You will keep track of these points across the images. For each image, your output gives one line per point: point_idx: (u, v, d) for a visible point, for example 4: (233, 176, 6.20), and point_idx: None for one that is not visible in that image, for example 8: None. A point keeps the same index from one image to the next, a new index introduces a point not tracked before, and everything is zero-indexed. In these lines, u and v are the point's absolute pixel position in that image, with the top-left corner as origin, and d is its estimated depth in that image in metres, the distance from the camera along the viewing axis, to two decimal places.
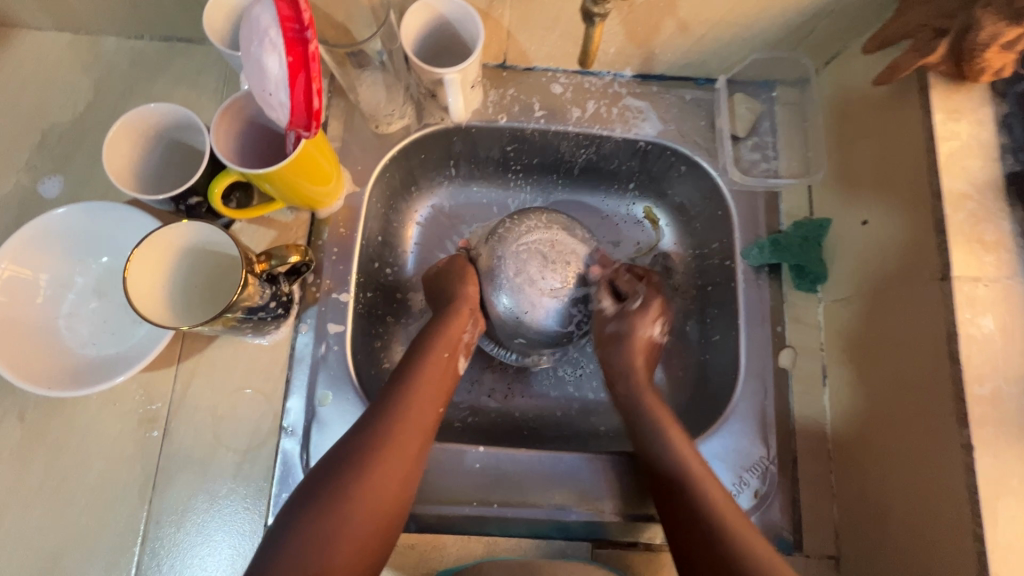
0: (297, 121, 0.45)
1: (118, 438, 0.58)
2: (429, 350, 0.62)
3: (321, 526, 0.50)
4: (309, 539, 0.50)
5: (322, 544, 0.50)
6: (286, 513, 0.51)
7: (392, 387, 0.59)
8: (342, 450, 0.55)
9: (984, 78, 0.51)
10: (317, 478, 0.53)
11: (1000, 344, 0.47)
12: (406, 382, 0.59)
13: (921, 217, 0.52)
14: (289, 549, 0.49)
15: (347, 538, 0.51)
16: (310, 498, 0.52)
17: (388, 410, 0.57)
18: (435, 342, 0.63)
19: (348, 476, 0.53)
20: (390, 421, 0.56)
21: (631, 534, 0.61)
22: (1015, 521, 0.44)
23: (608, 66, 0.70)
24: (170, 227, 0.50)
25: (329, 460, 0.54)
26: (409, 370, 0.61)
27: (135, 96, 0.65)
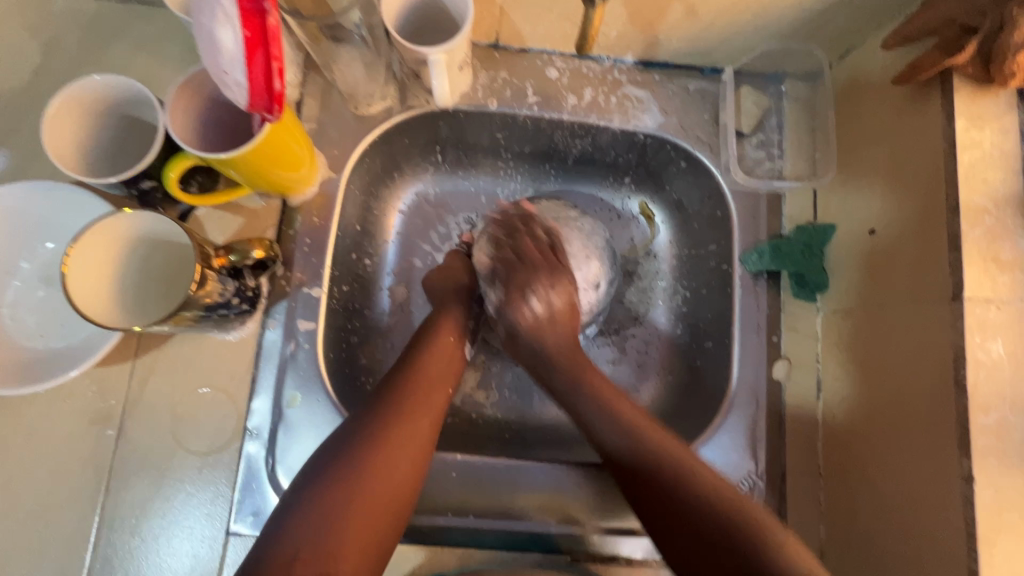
0: (258, 103, 0.40)
1: (68, 438, 0.54)
2: (436, 332, 0.61)
3: (333, 502, 0.47)
4: (319, 515, 0.46)
5: (333, 523, 0.46)
6: (291, 493, 0.48)
7: (399, 368, 0.57)
8: (348, 428, 0.52)
9: (1013, 83, 0.47)
10: (326, 455, 0.50)
11: (1009, 371, 0.45)
12: (413, 363, 0.58)
13: (934, 230, 0.49)
14: (298, 526, 0.45)
15: (361, 516, 0.47)
16: (320, 474, 0.48)
17: (399, 387, 0.55)
18: (440, 325, 0.62)
19: (359, 451, 0.50)
20: (401, 397, 0.54)
21: (610, 547, 0.58)
22: (1011, 558, 0.43)
23: (608, 50, 0.65)
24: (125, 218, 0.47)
25: (338, 437, 0.51)
26: (416, 353, 0.59)
27: (89, 63, 0.59)
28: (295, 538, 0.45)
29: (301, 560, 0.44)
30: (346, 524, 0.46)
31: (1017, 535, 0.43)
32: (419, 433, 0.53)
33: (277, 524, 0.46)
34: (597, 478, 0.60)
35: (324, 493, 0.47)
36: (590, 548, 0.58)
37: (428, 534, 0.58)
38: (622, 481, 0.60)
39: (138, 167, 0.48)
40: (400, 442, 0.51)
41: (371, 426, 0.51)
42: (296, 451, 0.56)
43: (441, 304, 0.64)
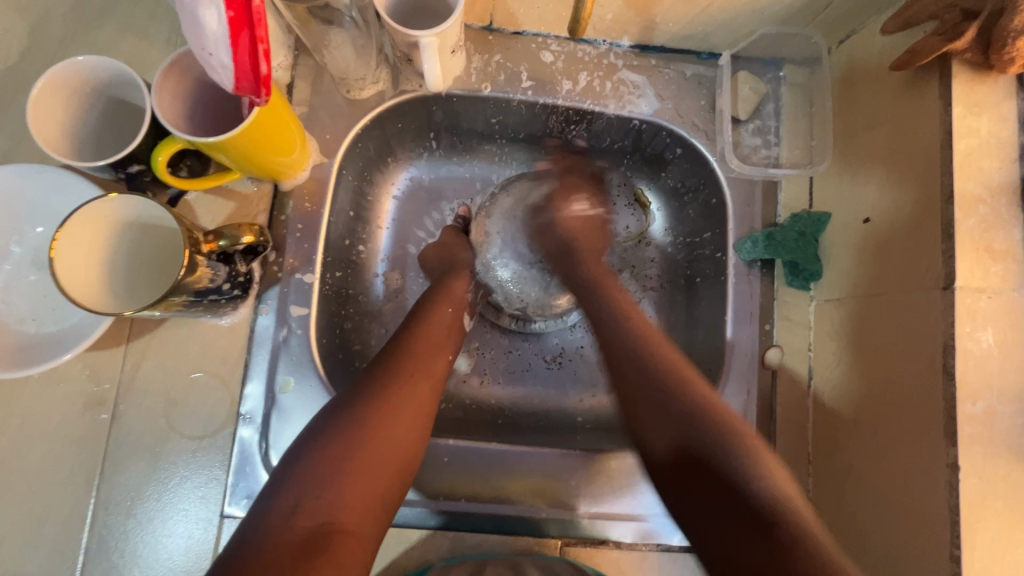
0: (245, 87, 0.39)
1: (63, 420, 0.55)
2: (438, 300, 0.61)
3: (340, 453, 0.47)
4: (320, 471, 0.45)
5: (332, 480, 0.45)
6: (292, 453, 0.47)
7: (402, 333, 0.57)
8: (351, 389, 0.52)
9: (1013, 69, 0.46)
10: (329, 414, 0.50)
11: (997, 360, 0.45)
12: (412, 329, 0.58)
13: (927, 219, 0.49)
14: (300, 481, 0.45)
15: (362, 474, 0.47)
16: (327, 429, 0.48)
17: (399, 352, 0.55)
18: (443, 293, 0.62)
19: (365, 409, 0.50)
20: (404, 358, 0.54)
21: (598, 531, 0.59)
22: (993, 543, 0.43)
23: (604, 34, 0.64)
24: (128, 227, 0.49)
25: (337, 399, 0.51)
26: (416, 320, 0.59)
27: (75, 44, 0.58)
28: (301, 488, 0.45)
29: (306, 512, 0.43)
30: (352, 475, 0.46)
31: (1000, 520, 0.44)
32: (422, 396, 0.53)
33: (282, 476, 0.46)
34: (587, 464, 0.60)
35: (332, 445, 0.47)
36: (580, 531, 0.59)
37: (422, 517, 0.58)
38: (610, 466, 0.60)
39: (125, 150, 0.47)
40: (404, 402, 0.51)
41: (376, 386, 0.51)
42: (289, 436, 0.57)
43: (447, 275, 0.64)
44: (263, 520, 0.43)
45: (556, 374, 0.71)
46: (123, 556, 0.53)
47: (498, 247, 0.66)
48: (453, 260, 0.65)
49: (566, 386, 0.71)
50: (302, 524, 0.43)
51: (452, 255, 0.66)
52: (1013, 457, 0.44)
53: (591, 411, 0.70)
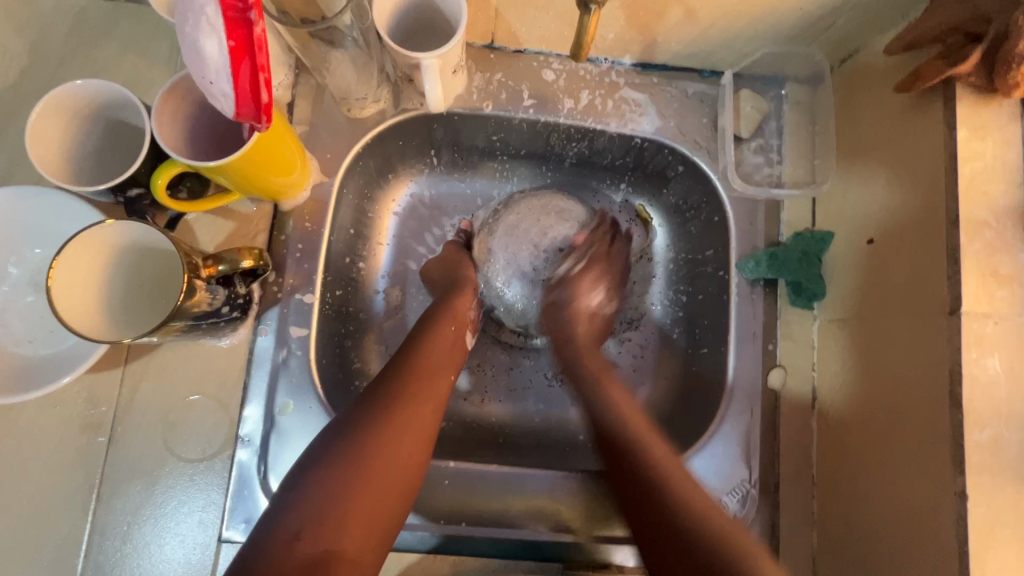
0: (245, 112, 0.38)
1: (59, 443, 0.54)
2: (441, 317, 0.61)
3: (340, 477, 0.46)
4: (320, 497, 0.45)
5: (331, 505, 0.45)
6: (293, 477, 0.47)
7: (405, 351, 0.57)
8: (352, 410, 0.51)
9: (1018, 93, 0.46)
10: (330, 435, 0.49)
11: (1005, 386, 0.44)
12: (414, 348, 0.57)
13: (932, 243, 0.48)
14: (299, 508, 0.44)
15: (362, 499, 0.46)
16: (327, 452, 0.48)
17: (401, 371, 0.55)
18: (446, 310, 0.61)
19: (366, 430, 0.49)
20: (406, 377, 0.54)
21: (601, 555, 0.58)
22: (1002, 574, 0.43)
23: (606, 52, 0.64)
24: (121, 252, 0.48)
25: (338, 421, 0.50)
26: (418, 339, 0.58)
27: (76, 64, 0.58)
28: (301, 513, 0.44)
29: (305, 539, 0.43)
30: (353, 499, 0.46)
31: (1009, 550, 0.43)
32: (423, 418, 0.52)
33: (282, 501, 0.45)
34: (589, 486, 0.60)
35: (332, 468, 0.47)
36: (582, 555, 0.58)
37: (421, 541, 0.57)
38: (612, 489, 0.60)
39: (125, 175, 0.47)
40: (406, 423, 0.51)
41: (378, 407, 0.51)
42: (288, 459, 0.56)
43: (449, 291, 0.64)
44: (262, 547, 0.43)
45: (558, 392, 0.71)
46: None
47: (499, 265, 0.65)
48: (455, 277, 0.65)
49: (568, 404, 0.70)
50: (301, 552, 0.42)
51: (455, 266, 0.66)
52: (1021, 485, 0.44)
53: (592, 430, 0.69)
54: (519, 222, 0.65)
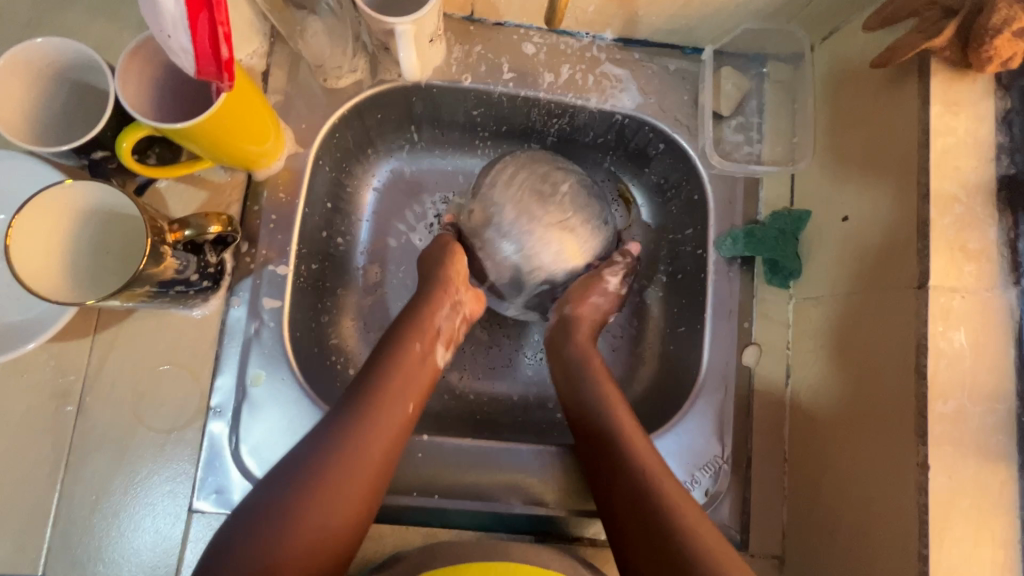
0: (206, 68, 0.38)
1: (28, 411, 0.54)
2: (417, 322, 0.58)
3: (300, 500, 0.46)
4: (257, 545, 0.44)
5: (268, 553, 0.43)
6: (233, 520, 0.45)
7: (376, 359, 0.55)
8: (319, 428, 0.50)
9: (991, 68, 0.46)
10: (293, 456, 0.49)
11: (969, 359, 0.45)
12: (375, 372, 0.54)
13: (904, 219, 0.49)
14: (235, 555, 0.43)
15: (303, 544, 0.45)
16: (290, 475, 0.47)
17: (358, 399, 0.52)
18: (424, 313, 0.59)
19: (330, 450, 0.48)
20: (374, 391, 0.52)
21: (574, 526, 0.59)
22: (960, 542, 0.43)
23: (587, 26, 0.63)
24: (78, 222, 0.47)
25: (286, 459, 0.49)
26: (380, 360, 0.55)
27: (41, 27, 0.56)
28: (261, 541, 0.44)
29: None
30: (313, 523, 0.45)
31: (969, 519, 0.44)
32: (376, 453, 0.50)
33: (242, 525, 0.44)
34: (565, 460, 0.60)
35: (294, 492, 0.46)
36: (555, 526, 0.59)
37: (396, 511, 0.58)
38: None
39: (90, 135, 0.46)
40: (368, 443, 0.50)
41: (344, 425, 0.50)
42: (260, 430, 0.56)
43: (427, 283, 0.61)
44: None
45: (537, 370, 0.71)
46: (87, 550, 0.52)
47: (508, 220, 0.63)
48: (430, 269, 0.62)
49: (546, 381, 0.70)
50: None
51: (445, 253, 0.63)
52: (981, 456, 0.44)
53: None
54: (515, 176, 0.64)
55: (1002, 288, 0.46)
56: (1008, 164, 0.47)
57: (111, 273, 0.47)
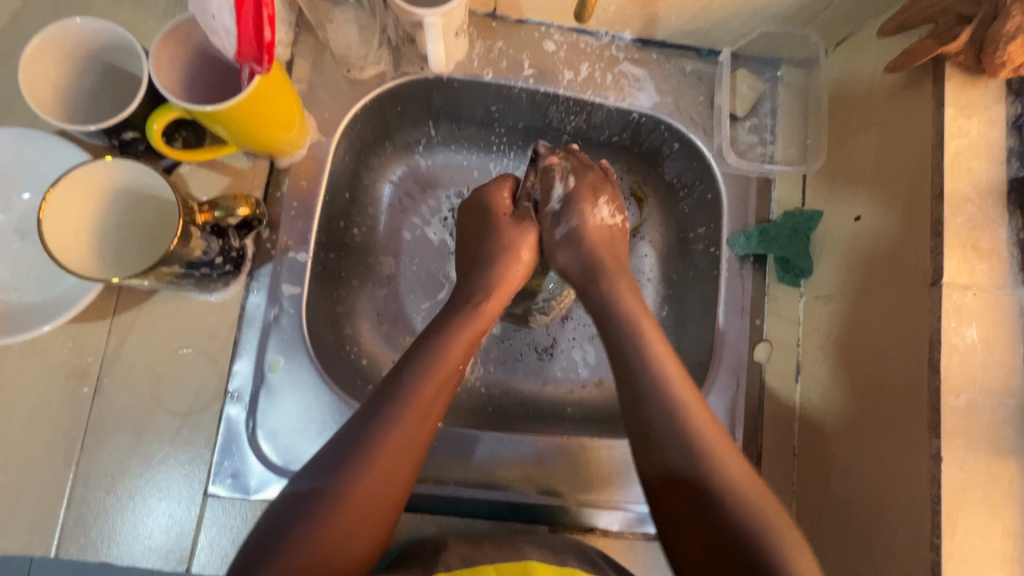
0: (247, 53, 0.43)
1: (45, 391, 0.53)
2: (462, 321, 0.55)
3: (333, 504, 0.43)
4: None
5: None
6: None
7: (417, 353, 0.52)
8: (353, 425, 0.47)
9: (1003, 74, 0.48)
10: (326, 456, 0.46)
11: (980, 355, 0.46)
12: (385, 416, 0.47)
13: (917, 217, 0.50)
14: None
15: None
16: (324, 476, 0.45)
17: (364, 450, 0.45)
18: (469, 311, 0.56)
19: (367, 449, 0.46)
20: (415, 389, 0.49)
21: (586, 519, 0.59)
22: (971, 533, 0.44)
23: (607, 26, 0.64)
24: (110, 208, 0.47)
25: (280, 520, 0.43)
26: (390, 400, 0.48)
27: (68, 11, 0.56)
28: (293, 550, 0.41)
29: None
30: (347, 529, 0.43)
31: (979, 511, 0.45)
32: (382, 509, 0.45)
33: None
34: (579, 452, 0.60)
35: (326, 496, 0.44)
36: (567, 518, 0.59)
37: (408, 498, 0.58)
38: (600, 457, 0.61)
39: (120, 117, 0.46)
40: (406, 443, 0.47)
41: (382, 423, 0.47)
42: (277, 416, 0.56)
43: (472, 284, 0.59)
44: None
45: (548, 365, 0.71)
46: (101, 533, 0.52)
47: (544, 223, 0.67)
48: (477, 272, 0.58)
49: (557, 376, 0.71)
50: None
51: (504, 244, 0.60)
52: (991, 449, 0.45)
53: (582, 403, 0.70)
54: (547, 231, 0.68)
55: (1012, 287, 0.47)
56: (1018, 167, 0.49)
57: (134, 259, 0.48)
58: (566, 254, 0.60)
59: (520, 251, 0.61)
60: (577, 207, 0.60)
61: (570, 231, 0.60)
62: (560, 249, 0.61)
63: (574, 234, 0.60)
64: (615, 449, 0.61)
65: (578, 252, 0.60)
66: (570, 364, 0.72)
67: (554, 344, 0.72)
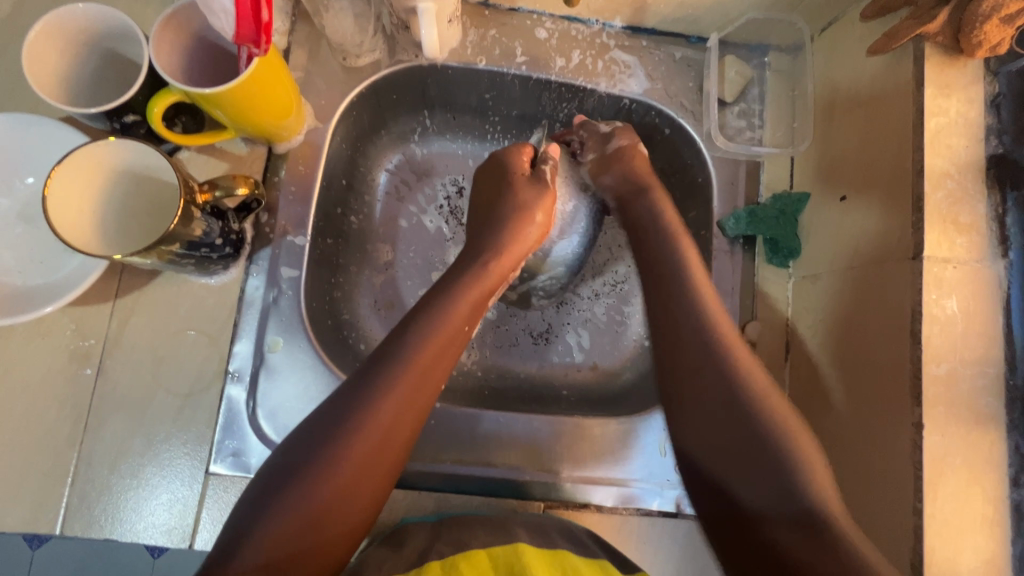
0: (245, 33, 0.44)
1: (48, 372, 0.55)
2: (466, 279, 0.56)
3: (339, 460, 0.45)
4: (315, 485, 0.44)
5: (322, 485, 0.44)
6: (285, 460, 0.45)
7: (418, 318, 0.52)
8: (355, 381, 0.48)
9: (980, 54, 0.49)
10: (330, 411, 0.47)
11: (960, 325, 0.48)
12: (428, 313, 0.52)
13: (899, 194, 0.51)
14: (292, 496, 0.43)
15: (355, 476, 0.45)
16: (323, 437, 0.45)
17: (409, 338, 0.50)
18: (477, 274, 0.57)
19: (367, 412, 0.46)
20: (418, 348, 0.50)
21: (581, 495, 0.60)
22: (952, 498, 0.46)
23: (597, 13, 0.66)
24: (107, 189, 0.48)
25: (339, 398, 0.47)
26: (432, 302, 0.53)
27: (67, 0, 0.57)
28: (295, 500, 0.43)
29: (297, 526, 0.43)
30: (350, 485, 0.45)
31: (959, 476, 0.46)
32: (424, 392, 0.49)
33: (311, 444, 0.45)
34: (573, 431, 0.62)
35: (331, 451, 0.45)
36: (563, 495, 0.60)
37: (407, 476, 0.59)
38: (593, 435, 0.62)
39: (121, 100, 0.47)
40: (411, 398, 0.48)
41: (385, 383, 0.48)
42: (277, 395, 0.57)
43: (496, 218, 0.61)
44: (246, 534, 0.42)
45: (542, 349, 0.73)
46: (104, 511, 0.53)
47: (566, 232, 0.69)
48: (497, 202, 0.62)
49: (552, 360, 0.72)
50: (296, 531, 0.43)
51: (520, 209, 0.61)
52: (972, 416, 0.47)
53: (576, 385, 0.71)
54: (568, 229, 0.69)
55: (991, 260, 0.49)
56: (996, 144, 0.51)
57: (133, 239, 0.49)
58: (609, 172, 0.64)
59: (531, 232, 0.61)
60: (626, 132, 0.65)
61: (588, 216, 0.64)
62: (607, 167, 0.64)
63: (620, 155, 0.63)
64: (610, 427, 0.62)
65: (623, 165, 0.63)
66: (566, 348, 0.73)
67: (549, 329, 0.73)
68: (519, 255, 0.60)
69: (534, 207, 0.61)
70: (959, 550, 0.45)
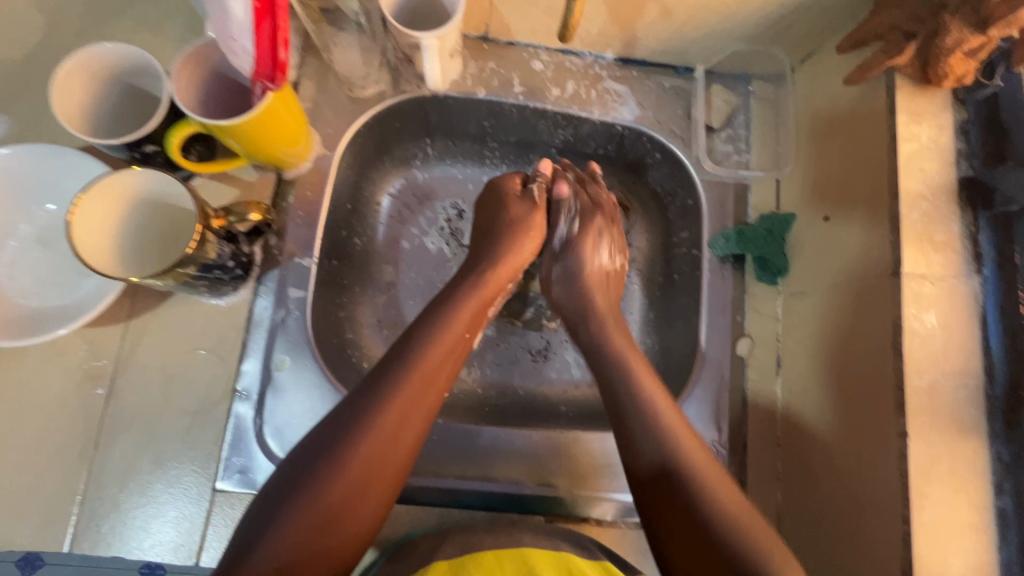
0: (263, 71, 0.48)
1: (61, 393, 0.56)
2: (469, 293, 0.59)
3: (347, 461, 0.46)
4: (321, 489, 0.45)
5: (329, 489, 0.45)
6: (293, 465, 0.47)
7: (420, 330, 0.54)
8: (360, 391, 0.50)
9: (948, 84, 0.53)
10: (336, 417, 0.48)
11: (940, 337, 0.50)
12: (429, 327, 0.55)
13: (878, 215, 0.54)
14: (301, 499, 0.45)
15: (361, 480, 0.46)
16: (330, 441, 0.47)
17: (411, 348, 0.53)
18: (474, 287, 0.60)
19: (371, 418, 0.48)
20: (421, 357, 0.52)
21: (581, 509, 0.61)
22: (938, 506, 0.47)
23: (590, 46, 0.70)
24: (126, 215, 0.51)
25: (345, 405, 0.49)
26: (436, 315, 0.56)
27: (90, 38, 0.61)
28: (303, 504, 0.44)
29: (304, 528, 0.44)
30: (357, 486, 0.46)
31: (944, 483, 0.48)
32: (427, 399, 0.51)
33: (318, 449, 0.47)
34: (571, 446, 0.63)
35: (336, 454, 0.46)
36: (563, 509, 0.61)
37: (411, 492, 0.60)
38: (592, 450, 0.63)
39: (142, 131, 0.50)
40: (414, 405, 0.50)
41: (389, 390, 0.50)
42: (283, 413, 0.59)
43: (488, 244, 0.64)
44: (255, 536, 0.43)
45: (541, 366, 0.74)
46: (112, 528, 0.54)
47: None
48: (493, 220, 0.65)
49: (551, 377, 0.74)
50: (304, 534, 0.44)
51: (515, 224, 0.65)
52: (953, 425, 0.49)
53: (575, 402, 0.73)
54: None
55: (966, 276, 0.51)
56: (966, 167, 0.54)
57: (151, 260, 0.52)
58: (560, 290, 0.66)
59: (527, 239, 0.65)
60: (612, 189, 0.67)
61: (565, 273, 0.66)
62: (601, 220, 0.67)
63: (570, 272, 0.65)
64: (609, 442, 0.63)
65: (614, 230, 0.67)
66: (565, 365, 0.75)
67: (548, 347, 0.75)
68: (514, 266, 0.64)
69: (523, 222, 0.65)
70: (946, 556, 0.46)
